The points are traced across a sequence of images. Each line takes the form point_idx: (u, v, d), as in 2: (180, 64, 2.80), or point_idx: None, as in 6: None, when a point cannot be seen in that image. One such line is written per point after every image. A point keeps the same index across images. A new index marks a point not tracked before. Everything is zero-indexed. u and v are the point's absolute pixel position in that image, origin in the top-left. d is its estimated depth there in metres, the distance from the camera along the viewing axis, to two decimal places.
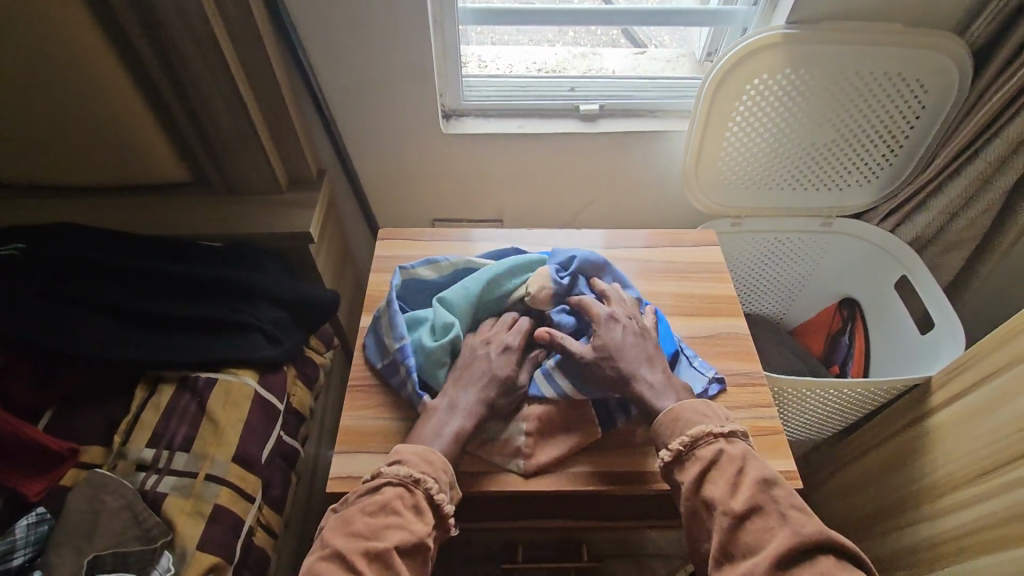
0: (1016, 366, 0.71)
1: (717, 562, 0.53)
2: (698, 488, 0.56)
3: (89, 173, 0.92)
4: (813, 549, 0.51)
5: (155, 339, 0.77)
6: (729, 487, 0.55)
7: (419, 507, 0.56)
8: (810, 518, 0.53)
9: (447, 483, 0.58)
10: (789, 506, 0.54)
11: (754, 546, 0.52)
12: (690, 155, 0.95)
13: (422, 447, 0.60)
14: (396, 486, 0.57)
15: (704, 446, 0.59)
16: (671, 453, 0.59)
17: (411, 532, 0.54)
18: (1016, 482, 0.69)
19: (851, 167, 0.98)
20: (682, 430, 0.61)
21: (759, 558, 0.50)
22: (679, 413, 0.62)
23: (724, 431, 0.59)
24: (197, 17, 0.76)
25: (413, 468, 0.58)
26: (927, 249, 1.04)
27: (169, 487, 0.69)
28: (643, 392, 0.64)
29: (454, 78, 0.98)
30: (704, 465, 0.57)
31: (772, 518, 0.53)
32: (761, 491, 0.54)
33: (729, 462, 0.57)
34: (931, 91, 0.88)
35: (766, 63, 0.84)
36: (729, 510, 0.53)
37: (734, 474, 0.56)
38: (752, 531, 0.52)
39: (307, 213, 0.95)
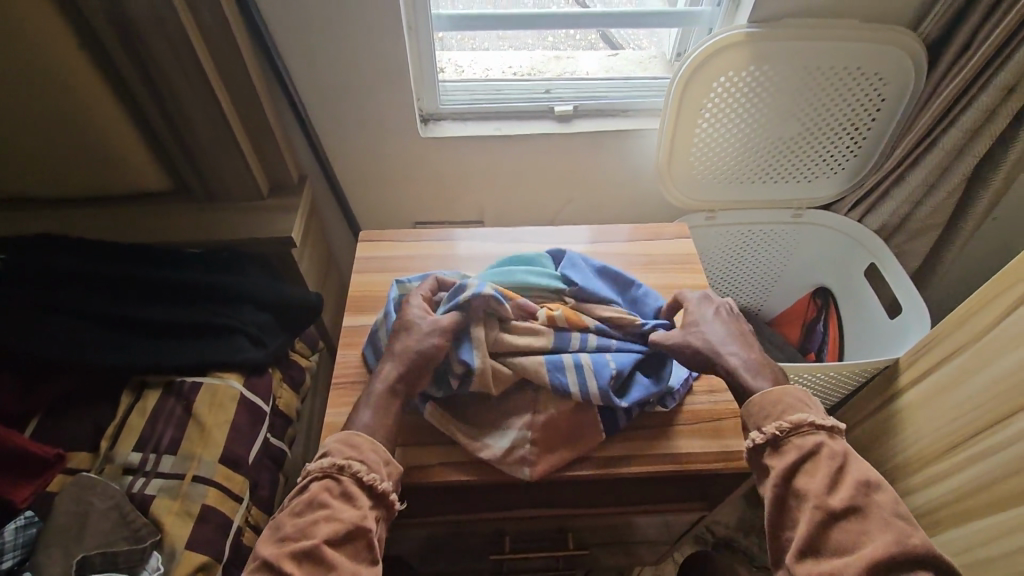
0: (976, 345, 0.74)
1: (799, 552, 0.54)
2: (794, 477, 0.56)
3: (68, 185, 0.93)
4: (913, 562, 0.51)
5: (140, 344, 0.78)
6: (829, 482, 0.55)
7: (349, 493, 0.57)
8: (913, 529, 0.53)
9: (374, 462, 0.59)
10: (893, 514, 0.53)
11: (845, 545, 0.53)
12: (663, 152, 0.97)
13: (344, 433, 0.61)
14: (322, 479, 0.58)
15: (806, 435, 0.58)
16: (765, 435, 0.59)
17: (342, 522, 0.55)
18: (983, 455, 0.72)
19: (817, 159, 1.01)
20: (780, 415, 0.60)
21: (852, 559, 0.51)
22: (781, 396, 0.61)
23: (828, 425, 0.59)
24: (174, 28, 0.77)
25: (336, 457, 0.59)
26: (894, 236, 1.08)
27: (157, 489, 0.70)
28: (738, 368, 0.65)
29: (431, 83, 1.00)
30: (803, 453, 0.57)
31: (872, 522, 0.53)
32: (862, 493, 0.54)
33: (831, 457, 0.56)
34: (889, 84, 0.91)
35: (731, 60, 0.87)
36: (826, 505, 0.54)
37: (836, 469, 0.56)
38: (844, 532, 0.53)
39: (289, 219, 0.97)
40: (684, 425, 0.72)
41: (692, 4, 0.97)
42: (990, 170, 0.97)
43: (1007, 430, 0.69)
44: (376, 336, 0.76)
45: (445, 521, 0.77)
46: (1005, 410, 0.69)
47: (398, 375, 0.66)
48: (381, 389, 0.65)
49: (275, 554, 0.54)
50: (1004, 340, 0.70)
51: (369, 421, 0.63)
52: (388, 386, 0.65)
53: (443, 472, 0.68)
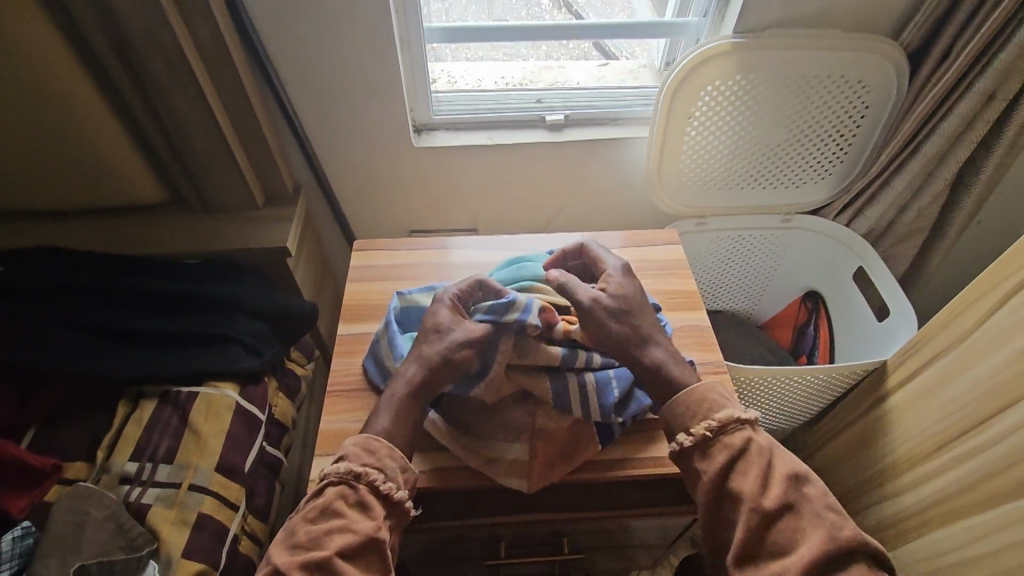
0: (959, 347, 0.76)
1: (740, 556, 0.55)
2: (727, 479, 0.58)
3: (63, 197, 0.93)
4: (844, 554, 0.53)
5: (135, 354, 0.79)
6: (761, 481, 0.56)
7: (364, 502, 0.57)
8: (841, 519, 0.55)
9: (392, 472, 0.59)
10: (823, 506, 0.56)
11: (783, 544, 0.54)
12: (653, 159, 0.99)
13: (362, 437, 0.61)
14: (338, 485, 0.58)
15: (732, 433, 0.60)
16: (692, 437, 0.60)
17: (356, 533, 0.55)
18: (967, 455, 0.74)
19: (804, 165, 1.03)
20: (707, 414, 0.61)
21: (789, 558, 0.53)
22: (705, 393, 0.62)
23: (751, 419, 0.61)
24: (170, 42, 0.79)
25: (354, 463, 0.59)
26: (880, 241, 1.10)
27: (153, 498, 0.71)
28: (665, 361, 0.65)
29: (424, 94, 1.02)
30: (733, 453, 0.58)
31: (805, 518, 0.55)
32: (791, 487, 0.56)
33: (758, 453, 0.58)
34: (872, 91, 0.93)
35: (717, 70, 0.89)
36: (760, 506, 0.55)
37: (765, 466, 0.57)
38: (783, 530, 0.55)
39: (284, 228, 0.98)
40: None
41: (679, 15, 0.99)
42: (972, 175, 0.99)
43: (991, 429, 0.70)
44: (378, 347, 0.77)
45: (440, 527, 0.78)
46: (988, 410, 0.71)
47: (421, 380, 0.64)
48: (402, 392, 0.64)
49: (288, 563, 0.54)
50: (986, 341, 0.71)
51: (387, 426, 0.62)
52: (409, 390, 0.64)
53: (438, 477, 0.69)
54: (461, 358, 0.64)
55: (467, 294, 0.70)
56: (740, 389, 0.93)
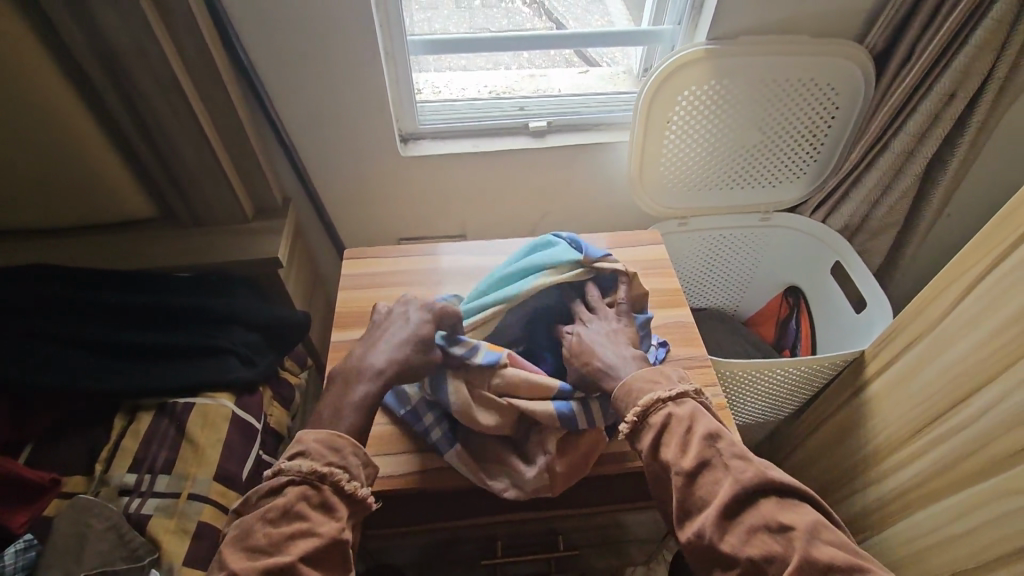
0: (930, 334, 0.79)
1: (677, 521, 0.55)
2: (656, 454, 0.57)
3: (54, 215, 0.94)
4: (754, 495, 0.52)
5: (131, 368, 0.80)
6: (680, 447, 0.56)
7: (328, 503, 0.55)
8: (753, 463, 0.54)
9: (355, 469, 0.58)
10: (733, 455, 0.54)
11: (706, 499, 0.53)
12: (633, 164, 1.02)
13: (326, 434, 0.58)
14: (299, 485, 0.55)
15: (654, 414, 0.59)
16: (626, 425, 0.59)
17: (320, 536, 0.53)
18: (943, 438, 0.77)
19: (779, 165, 1.07)
20: (633, 402, 0.60)
21: (709, 511, 0.52)
22: (630, 384, 0.61)
23: (672, 395, 0.59)
24: (161, 62, 0.81)
25: (317, 462, 0.56)
26: (855, 236, 1.14)
27: (153, 508, 0.72)
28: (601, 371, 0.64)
29: (409, 105, 1.04)
30: (657, 431, 0.57)
31: (719, 469, 0.54)
32: (707, 446, 0.55)
33: (678, 424, 0.57)
34: (841, 93, 0.97)
35: (692, 75, 0.92)
36: (679, 469, 0.54)
37: (684, 433, 0.56)
38: (703, 486, 0.53)
39: (275, 239, 0.99)
40: None
41: (655, 23, 1.03)
42: (939, 170, 1.03)
43: (963, 412, 0.74)
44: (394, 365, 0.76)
45: (438, 526, 0.79)
46: (959, 393, 0.74)
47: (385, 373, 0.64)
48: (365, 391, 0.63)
49: (247, 570, 0.50)
50: (954, 328, 0.74)
51: (354, 425, 0.61)
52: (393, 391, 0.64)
53: (434, 478, 0.71)
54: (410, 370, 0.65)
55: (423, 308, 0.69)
56: (725, 383, 0.95)
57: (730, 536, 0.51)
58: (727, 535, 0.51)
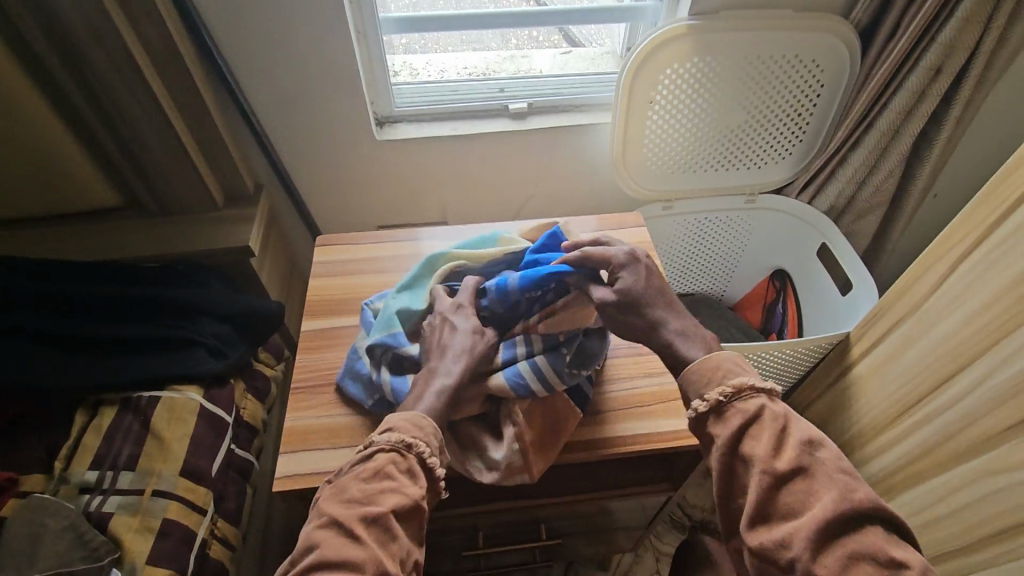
0: (915, 314, 0.77)
1: (750, 523, 0.52)
2: (739, 444, 0.55)
3: (15, 205, 0.90)
4: (861, 517, 0.50)
5: (94, 361, 0.77)
6: (774, 445, 0.53)
7: (414, 471, 0.56)
8: (859, 482, 0.51)
9: (438, 447, 0.58)
10: (836, 470, 0.52)
11: (794, 507, 0.51)
12: (617, 146, 0.99)
13: (412, 412, 0.59)
14: (389, 452, 0.56)
15: (746, 399, 0.56)
16: (708, 403, 0.57)
17: (407, 496, 0.53)
18: (929, 419, 0.76)
19: (766, 145, 1.05)
20: (721, 380, 0.58)
21: (803, 523, 0.50)
22: (720, 361, 0.59)
23: (766, 387, 0.58)
24: (116, 43, 0.76)
25: (405, 433, 0.57)
26: (841, 217, 1.12)
27: (115, 506, 0.69)
28: (672, 340, 0.62)
29: (383, 87, 1.01)
30: (746, 419, 0.55)
31: (817, 481, 0.52)
32: (806, 452, 0.53)
33: (773, 419, 0.55)
34: (826, 70, 0.95)
35: (675, 52, 0.90)
36: (772, 468, 0.52)
37: (779, 431, 0.54)
38: (793, 493, 0.52)
39: (245, 228, 0.96)
40: (638, 407, 0.74)
41: None
42: (925, 150, 1.01)
43: (949, 391, 0.72)
44: (356, 357, 0.73)
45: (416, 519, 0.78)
46: (943, 374, 0.73)
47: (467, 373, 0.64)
48: (451, 386, 0.62)
49: (343, 516, 0.52)
50: (938, 308, 0.73)
51: (434, 406, 0.61)
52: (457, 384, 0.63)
53: None
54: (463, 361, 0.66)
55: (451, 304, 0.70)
56: None
57: (824, 554, 0.49)
58: (821, 554, 0.49)
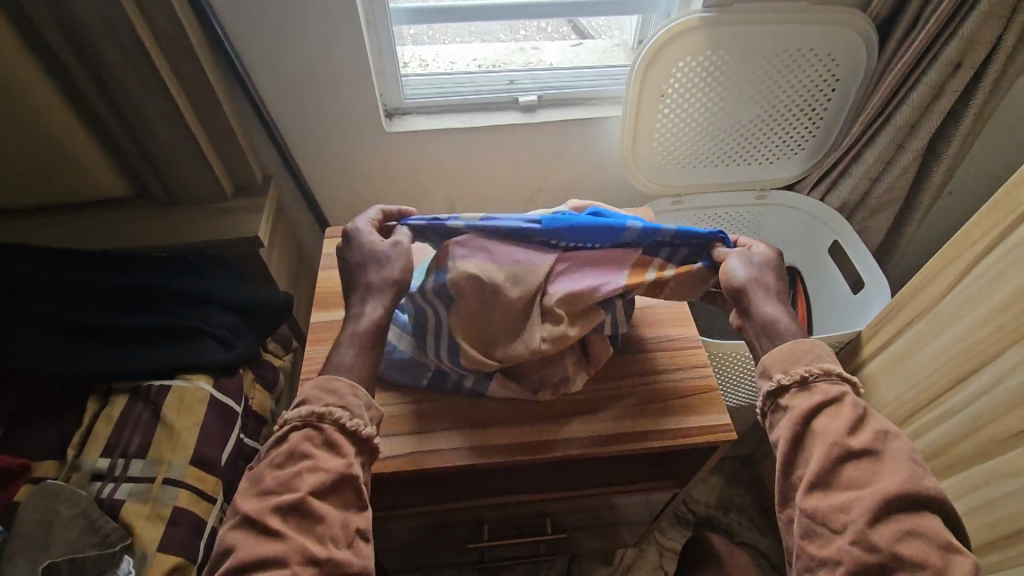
0: (928, 314, 0.76)
1: (808, 487, 0.54)
2: (813, 417, 0.57)
3: (26, 193, 0.91)
4: (923, 502, 0.52)
5: (104, 350, 0.78)
6: (851, 426, 0.55)
7: (331, 441, 0.56)
8: (926, 473, 0.54)
9: (356, 409, 0.58)
10: (909, 460, 0.54)
11: (853, 482, 0.53)
12: (628, 139, 0.98)
13: (322, 379, 0.59)
14: (302, 429, 0.56)
15: (829, 382, 0.58)
16: (793, 376, 0.59)
17: (326, 471, 0.54)
18: (942, 418, 0.75)
19: (778, 140, 1.03)
20: (809, 360, 0.60)
21: (863, 495, 0.52)
22: (813, 346, 0.61)
23: (852, 380, 0.60)
24: (126, 32, 0.76)
25: (316, 405, 0.57)
26: (854, 214, 1.11)
27: (125, 494, 0.70)
28: (782, 314, 0.64)
29: (393, 78, 1.00)
30: (827, 399, 0.57)
31: (886, 464, 0.54)
32: (880, 439, 0.55)
33: (854, 405, 0.57)
34: (841, 64, 0.93)
35: (689, 45, 0.88)
36: (846, 444, 0.54)
37: (856, 417, 0.56)
38: (858, 469, 0.54)
39: (253, 219, 0.96)
40: (644, 404, 0.74)
41: None
42: (941, 146, 0.99)
43: (963, 393, 0.72)
44: (393, 348, 0.74)
45: (421, 511, 0.79)
46: (957, 374, 0.72)
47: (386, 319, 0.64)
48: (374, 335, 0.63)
49: (257, 509, 0.52)
50: (953, 308, 0.72)
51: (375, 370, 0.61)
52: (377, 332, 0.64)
53: (413, 462, 0.69)
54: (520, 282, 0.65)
55: (361, 248, 0.68)
56: (716, 364, 0.93)
57: (881, 525, 0.51)
58: (878, 527, 0.51)
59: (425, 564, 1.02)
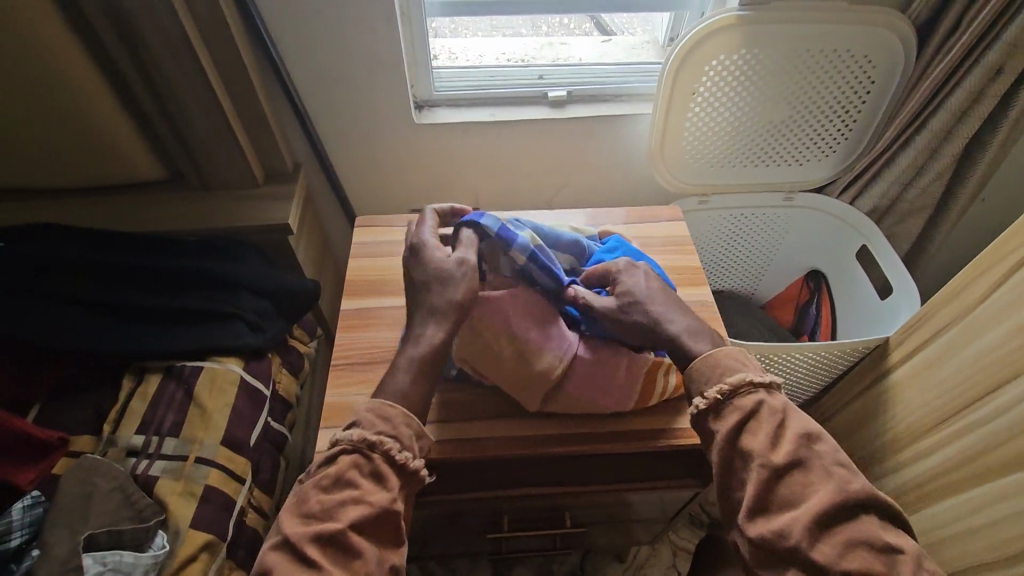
0: (959, 322, 0.75)
1: (750, 513, 0.54)
2: (736, 438, 0.57)
3: (63, 175, 0.93)
4: (855, 508, 0.52)
5: (140, 330, 0.80)
6: (771, 438, 0.55)
7: (378, 472, 0.56)
8: (853, 475, 0.54)
9: (405, 440, 0.58)
10: (833, 463, 0.54)
11: (791, 498, 0.53)
12: (656, 138, 0.98)
13: (378, 404, 0.59)
14: (351, 453, 0.56)
15: (744, 395, 0.58)
16: (707, 401, 0.59)
17: (370, 504, 0.54)
18: (967, 429, 0.74)
19: (808, 142, 1.02)
20: (719, 377, 0.60)
21: (800, 514, 0.52)
22: (718, 358, 0.62)
23: (764, 381, 0.60)
24: (170, 19, 0.78)
25: (367, 431, 0.57)
26: (884, 218, 1.10)
27: (159, 471, 0.72)
28: (678, 338, 0.64)
29: (425, 70, 1.00)
30: (744, 414, 0.57)
31: (814, 473, 0.54)
32: (803, 445, 0.55)
33: (769, 413, 0.57)
34: (879, 66, 0.92)
35: (724, 43, 0.87)
36: (769, 462, 0.54)
37: (776, 425, 0.56)
38: (792, 485, 0.54)
39: (284, 206, 0.98)
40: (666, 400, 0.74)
41: None
42: (976, 152, 0.98)
43: (990, 404, 0.71)
44: None
45: (447, 500, 0.79)
46: (986, 385, 0.71)
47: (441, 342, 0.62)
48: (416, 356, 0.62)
49: (298, 534, 0.52)
50: (987, 317, 0.71)
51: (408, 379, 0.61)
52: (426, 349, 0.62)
53: (441, 451, 0.69)
54: (530, 370, 0.68)
55: (426, 258, 0.67)
56: None
57: (822, 541, 0.51)
58: (820, 543, 0.51)
59: (439, 553, 1.03)
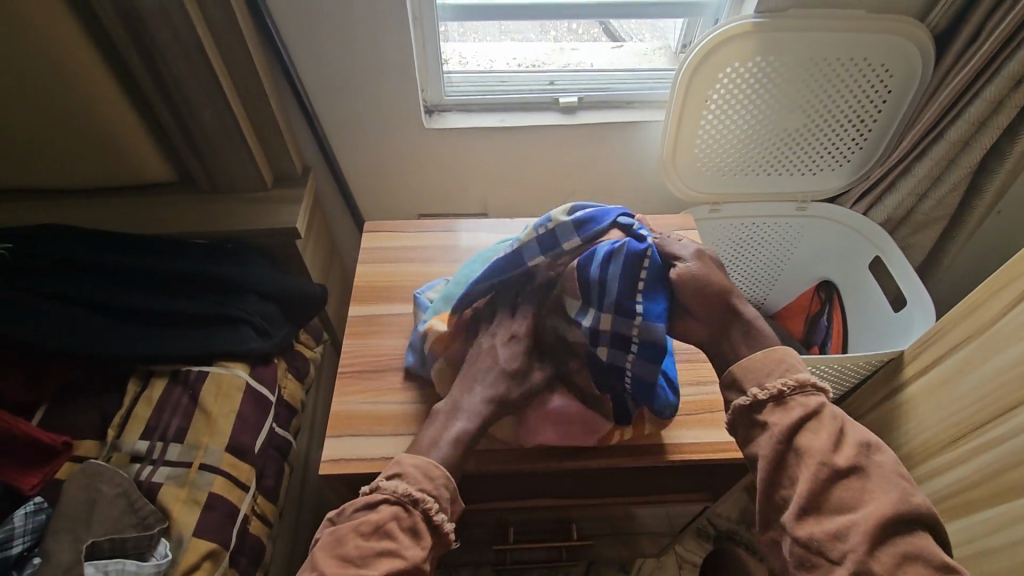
0: (981, 336, 0.73)
1: (797, 512, 0.49)
2: (795, 434, 0.51)
3: (73, 175, 0.93)
4: (916, 522, 0.47)
5: (146, 333, 0.79)
6: (834, 441, 0.50)
7: (417, 529, 0.50)
8: (915, 488, 0.49)
9: (447, 500, 0.53)
10: (897, 473, 0.49)
11: (846, 504, 0.48)
12: (668, 145, 0.97)
13: (426, 461, 0.54)
14: (393, 504, 0.50)
15: (809, 395, 0.53)
16: (767, 391, 0.54)
17: (405, 560, 0.47)
18: (986, 446, 0.72)
19: (823, 151, 1.01)
20: (786, 371, 0.55)
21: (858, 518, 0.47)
22: (782, 356, 0.56)
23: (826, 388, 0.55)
24: (182, 22, 0.77)
25: (412, 485, 0.51)
26: (897, 229, 1.08)
27: (163, 477, 0.71)
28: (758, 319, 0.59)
29: (436, 75, 1.00)
30: (807, 412, 0.52)
31: (874, 481, 0.48)
32: (865, 454, 0.50)
33: (833, 417, 0.52)
34: (896, 75, 0.90)
35: (738, 50, 0.86)
36: (831, 463, 0.49)
37: (838, 429, 0.51)
38: (848, 489, 0.48)
39: (292, 209, 0.97)
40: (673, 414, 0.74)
41: None
42: (994, 163, 0.96)
43: (1009, 422, 0.69)
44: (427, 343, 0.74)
45: None
46: (1005, 403, 0.70)
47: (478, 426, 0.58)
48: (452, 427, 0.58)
49: None
50: (1008, 333, 0.69)
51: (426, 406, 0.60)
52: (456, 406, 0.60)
53: None
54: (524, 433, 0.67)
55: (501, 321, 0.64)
56: None
57: (880, 551, 0.46)
58: (877, 552, 0.46)
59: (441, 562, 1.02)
